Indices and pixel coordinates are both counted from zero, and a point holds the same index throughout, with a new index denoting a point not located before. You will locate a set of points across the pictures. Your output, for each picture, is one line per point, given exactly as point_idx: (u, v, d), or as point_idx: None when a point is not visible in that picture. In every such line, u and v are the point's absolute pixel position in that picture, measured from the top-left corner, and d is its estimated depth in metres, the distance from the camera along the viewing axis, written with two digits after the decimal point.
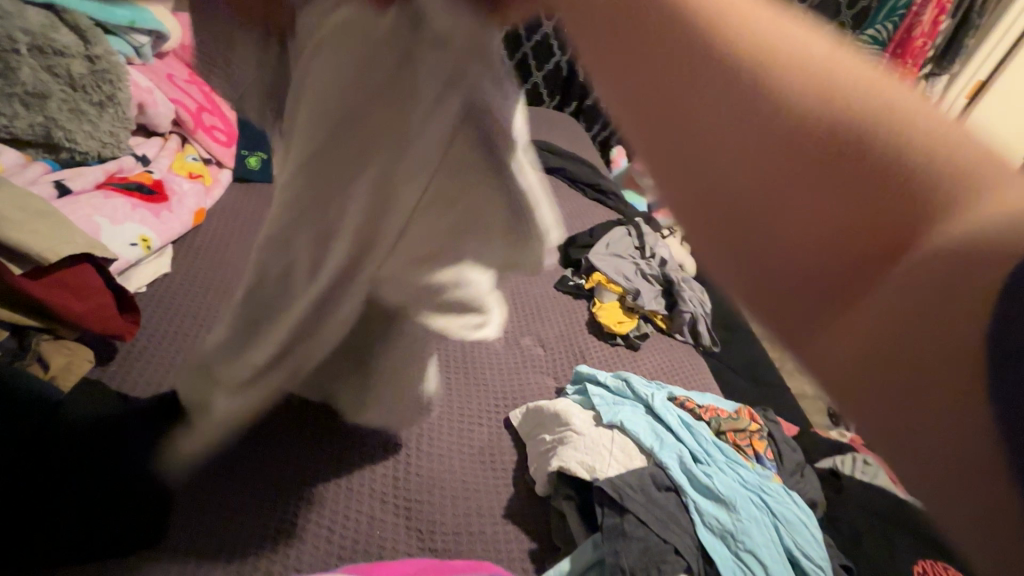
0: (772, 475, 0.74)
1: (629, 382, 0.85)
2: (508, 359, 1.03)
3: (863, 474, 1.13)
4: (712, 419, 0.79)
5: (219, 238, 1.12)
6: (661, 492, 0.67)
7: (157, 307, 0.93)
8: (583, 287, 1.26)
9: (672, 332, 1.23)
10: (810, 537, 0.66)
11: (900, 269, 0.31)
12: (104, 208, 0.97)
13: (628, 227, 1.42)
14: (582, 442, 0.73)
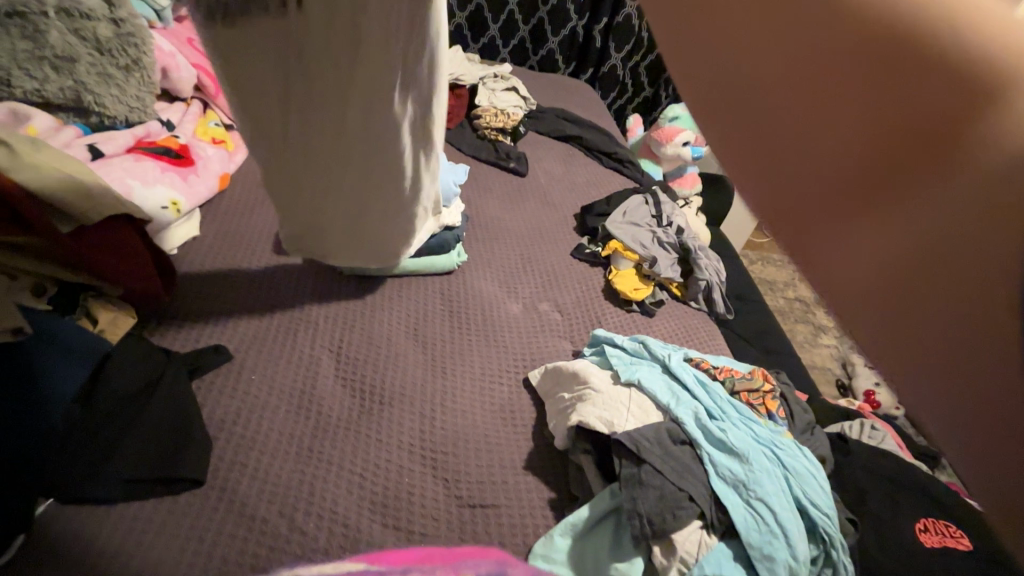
0: (784, 431, 0.77)
1: (646, 344, 0.87)
2: (526, 323, 1.08)
3: (869, 439, 1.16)
4: (726, 379, 0.82)
5: (243, 204, 1.16)
6: (677, 445, 0.70)
7: (191, 266, 0.98)
8: (599, 255, 1.28)
9: (687, 300, 1.25)
10: (818, 487, 0.70)
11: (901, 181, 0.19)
12: (135, 171, 0.99)
13: (645, 195, 1.41)
14: (599, 399, 0.76)
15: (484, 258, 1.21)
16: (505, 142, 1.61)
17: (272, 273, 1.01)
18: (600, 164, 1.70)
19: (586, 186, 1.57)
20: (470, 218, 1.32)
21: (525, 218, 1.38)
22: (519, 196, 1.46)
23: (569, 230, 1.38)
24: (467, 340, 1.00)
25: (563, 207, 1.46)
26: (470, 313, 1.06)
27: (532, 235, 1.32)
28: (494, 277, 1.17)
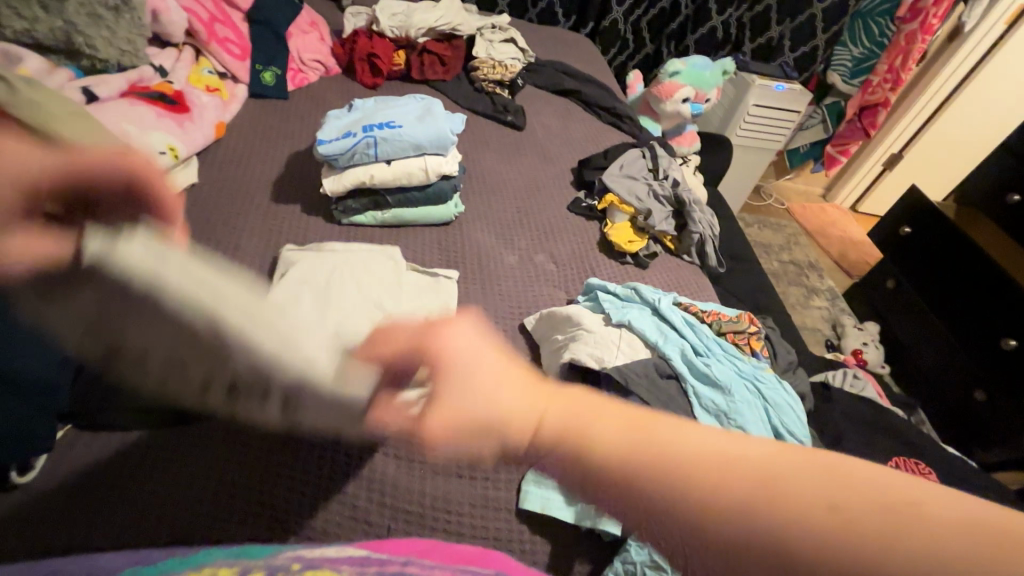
0: (766, 367, 0.80)
1: (637, 290, 0.90)
2: (521, 273, 1.10)
3: (851, 387, 1.21)
4: (714, 322, 0.85)
5: (240, 153, 1.18)
6: (663, 379, 0.74)
7: (190, 212, 1.00)
8: (595, 209, 1.29)
9: (681, 253, 1.26)
10: (795, 418, 0.73)
11: (725, 476, 0.29)
12: (132, 116, 1.00)
13: (643, 150, 1.41)
14: (591, 338, 0.80)
15: (481, 210, 1.23)
16: (503, 95, 1.59)
17: (273, 224, 1.04)
18: (598, 119, 1.69)
19: (585, 140, 1.57)
20: (467, 170, 1.33)
21: (522, 171, 1.38)
22: (516, 150, 1.46)
23: (566, 184, 1.39)
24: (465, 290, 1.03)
25: (561, 161, 1.46)
26: (467, 263, 1.08)
27: (528, 189, 1.33)
28: (491, 228, 1.19)
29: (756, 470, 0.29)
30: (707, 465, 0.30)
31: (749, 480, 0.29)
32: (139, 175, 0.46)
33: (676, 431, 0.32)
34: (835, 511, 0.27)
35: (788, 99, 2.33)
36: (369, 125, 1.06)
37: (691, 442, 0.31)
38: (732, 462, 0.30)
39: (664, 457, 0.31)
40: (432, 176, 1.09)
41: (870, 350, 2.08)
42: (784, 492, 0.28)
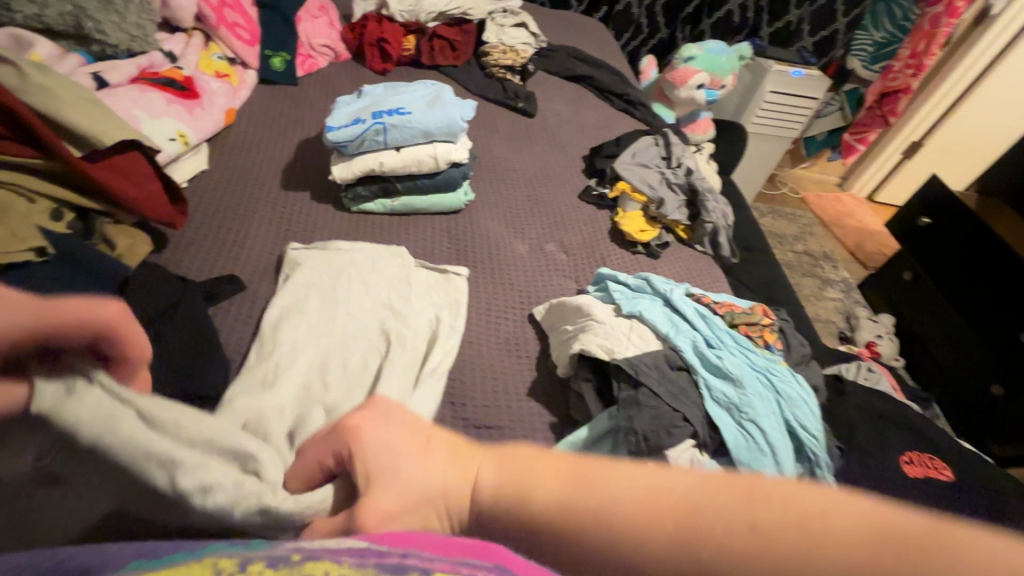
0: (780, 360, 0.79)
1: (649, 280, 0.89)
2: (531, 263, 1.09)
3: (865, 380, 1.19)
4: (727, 313, 0.83)
5: (249, 139, 1.18)
6: (673, 370, 0.73)
7: (199, 199, 1.01)
8: (606, 197, 1.27)
9: (693, 243, 1.24)
10: (809, 411, 0.72)
11: (636, 495, 0.34)
12: (142, 101, 1.00)
13: (656, 137, 1.38)
14: (601, 329, 0.79)
15: (491, 198, 1.22)
16: (514, 81, 1.57)
17: (282, 211, 1.04)
18: (610, 105, 1.66)
19: (597, 127, 1.55)
20: (477, 157, 1.32)
21: (532, 159, 1.37)
22: (526, 137, 1.44)
23: (578, 172, 1.38)
24: (475, 279, 1.03)
25: (572, 148, 1.44)
26: (477, 253, 1.08)
27: (539, 177, 1.32)
28: (500, 217, 1.18)
29: (653, 499, 0.33)
30: (619, 496, 0.34)
31: (646, 519, 0.32)
32: (110, 330, 0.43)
33: (611, 477, 0.36)
34: (720, 532, 0.31)
35: (807, 85, 2.27)
36: (377, 111, 1.05)
37: (613, 484, 0.35)
38: (638, 498, 0.33)
39: (587, 503, 0.35)
40: (442, 163, 1.07)
41: (884, 342, 2.05)
42: (670, 508, 0.32)
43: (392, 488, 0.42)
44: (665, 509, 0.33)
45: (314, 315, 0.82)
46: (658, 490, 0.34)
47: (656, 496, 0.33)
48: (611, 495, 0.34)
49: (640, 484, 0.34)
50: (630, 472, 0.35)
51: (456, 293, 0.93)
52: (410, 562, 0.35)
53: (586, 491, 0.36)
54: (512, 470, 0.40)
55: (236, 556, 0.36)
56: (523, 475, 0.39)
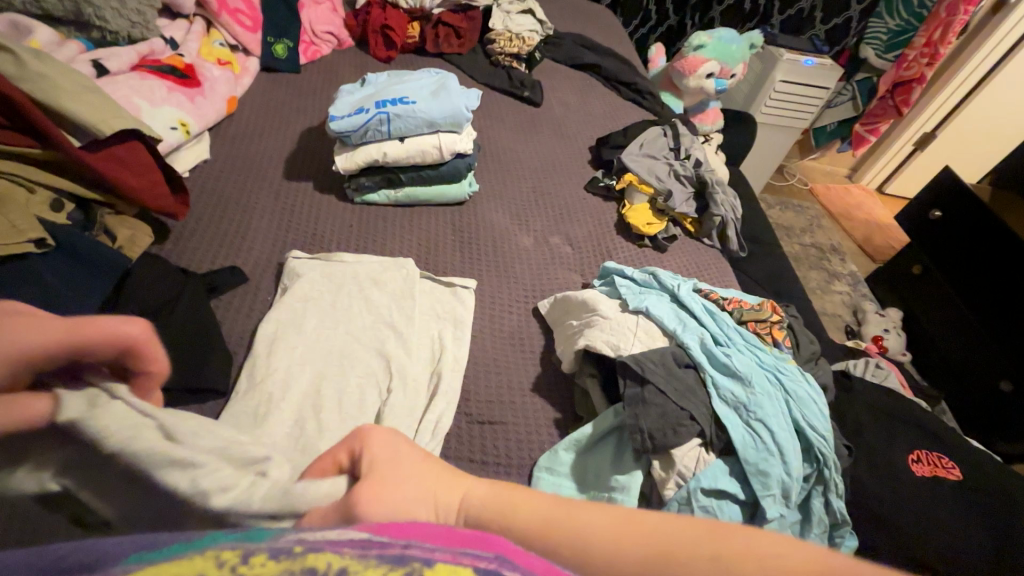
0: (789, 358, 0.77)
1: (656, 275, 0.88)
2: (536, 256, 1.08)
3: (873, 376, 1.17)
4: (735, 309, 0.82)
5: (252, 128, 1.16)
6: (681, 368, 0.72)
7: (200, 189, 0.99)
8: (613, 189, 1.26)
9: (701, 237, 1.22)
10: (817, 411, 0.71)
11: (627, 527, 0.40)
12: (143, 89, 0.98)
13: (664, 128, 1.35)
14: (607, 325, 0.78)
15: (495, 190, 1.20)
16: (520, 69, 1.54)
17: (285, 201, 1.03)
18: (618, 95, 1.64)
19: (603, 117, 1.52)
20: (482, 148, 1.30)
21: (537, 149, 1.35)
22: (532, 126, 1.42)
23: (584, 163, 1.35)
24: (479, 273, 1.02)
25: (578, 139, 1.42)
26: (482, 245, 1.06)
27: (544, 168, 1.30)
28: (505, 209, 1.17)
29: (639, 530, 0.39)
30: (605, 530, 0.40)
31: (636, 545, 0.38)
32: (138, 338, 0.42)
33: (594, 512, 0.41)
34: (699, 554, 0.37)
35: (818, 74, 2.22)
36: (381, 100, 1.03)
37: (599, 518, 0.41)
38: (628, 530, 0.39)
39: (573, 533, 0.40)
40: (446, 153, 1.05)
41: (891, 337, 2.03)
42: (656, 536, 0.39)
43: (393, 485, 0.43)
44: (650, 539, 0.39)
45: (314, 335, 0.80)
46: (637, 524, 0.40)
47: (642, 525, 0.40)
48: (598, 528, 0.40)
49: (626, 518, 0.41)
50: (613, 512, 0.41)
51: (459, 309, 0.91)
52: (411, 553, 0.34)
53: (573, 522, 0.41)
54: (504, 501, 0.44)
55: (238, 545, 0.33)
56: (516, 506, 0.44)
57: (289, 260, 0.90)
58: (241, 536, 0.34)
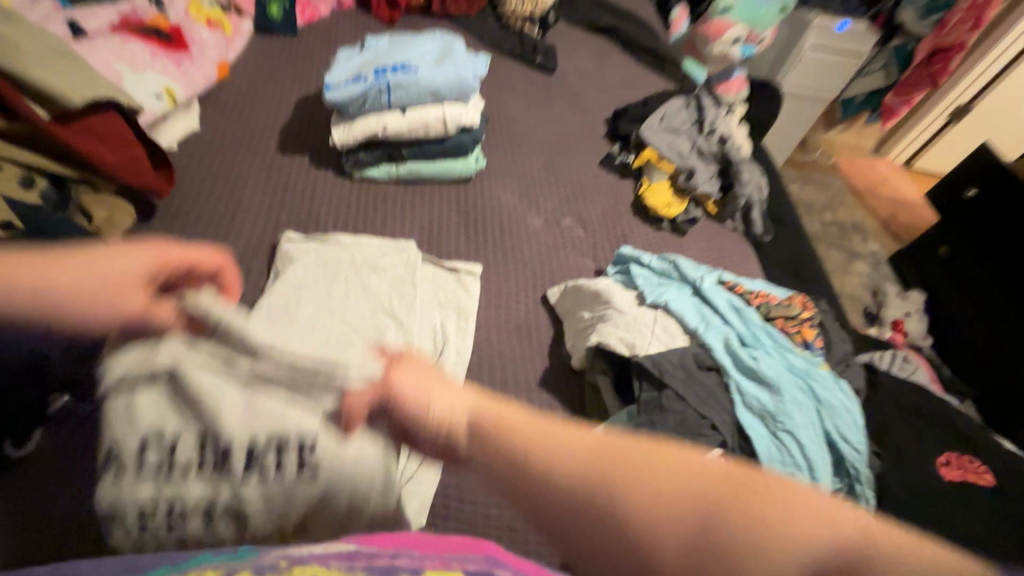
0: (822, 362, 0.71)
1: (677, 265, 0.81)
2: (546, 240, 1.01)
3: (900, 370, 1.11)
4: (762, 304, 0.75)
5: (245, 97, 1.09)
6: (702, 370, 0.66)
7: (189, 164, 0.94)
8: (631, 166, 1.17)
9: (722, 219, 1.14)
10: (852, 422, 0.65)
11: (671, 465, 0.37)
12: (124, 53, 0.92)
13: (687, 99, 1.25)
14: (622, 320, 0.72)
15: (504, 166, 1.13)
16: (533, 33, 1.44)
17: (280, 177, 0.97)
18: (637, 62, 1.53)
19: (621, 86, 1.42)
20: (490, 119, 1.21)
21: (550, 121, 1.26)
22: (544, 96, 1.32)
23: (599, 137, 1.27)
24: (486, 257, 0.96)
25: (593, 111, 1.33)
26: (489, 227, 1.00)
27: (556, 143, 1.21)
28: (514, 187, 1.10)
29: (686, 475, 0.36)
30: (650, 463, 0.37)
31: (681, 490, 0.35)
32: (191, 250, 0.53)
33: (626, 446, 0.38)
34: (760, 513, 0.34)
35: (852, 40, 2.08)
36: (381, 67, 0.95)
37: (635, 452, 0.37)
38: (664, 467, 0.37)
39: (605, 465, 0.36)
40: (451, 126, 0.98)
41: (913, 320, 1.95)
42: (698, 481, 0.36)
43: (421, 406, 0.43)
44: (694, 479, 0.36)
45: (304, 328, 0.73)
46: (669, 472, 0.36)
47: (685, 470, 0.36)
48: (640, 465, 0.36)
49: (668, 461, 0.37)
50: (648, 449, 0.38)
51: (462, 297, 0.85)
52: (401, 562, 0.36)
53: (610, 452, 0.37)
54: (522, 425, 0.40)
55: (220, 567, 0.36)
56: (534, 430, 0.40)
57: (283, 243, 0.84)
58: (225, 557, 0.37)
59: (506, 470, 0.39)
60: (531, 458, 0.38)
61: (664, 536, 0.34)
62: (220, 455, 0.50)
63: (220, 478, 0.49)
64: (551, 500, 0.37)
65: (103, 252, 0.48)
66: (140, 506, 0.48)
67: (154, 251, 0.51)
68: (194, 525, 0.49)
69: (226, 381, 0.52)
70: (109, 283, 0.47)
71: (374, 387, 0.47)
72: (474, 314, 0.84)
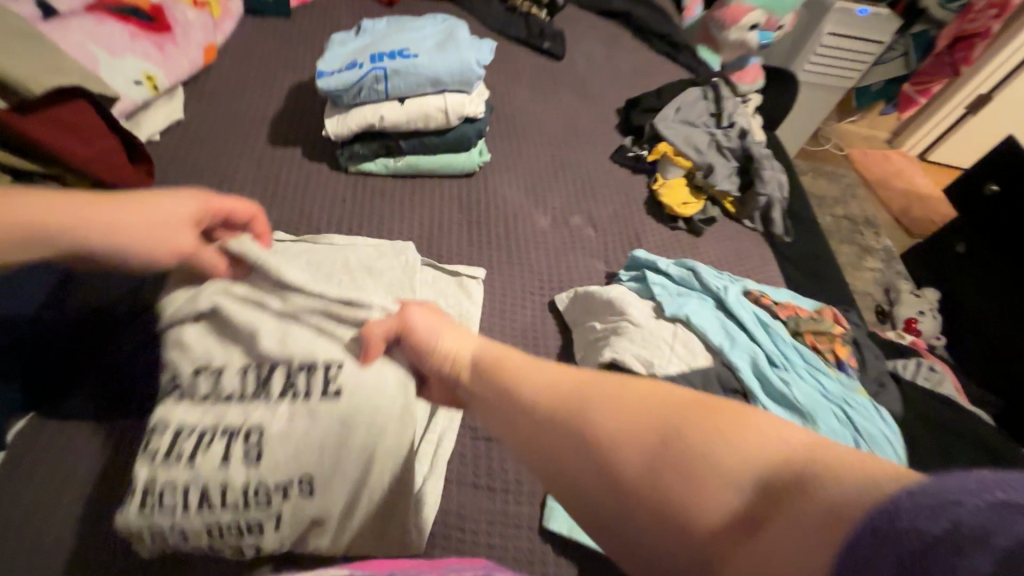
0: (857, 386, 0.65)
1: (696, 272, 0.75)
2: (554, 240, 0.95)
3: (925, 380, 1.05)
4: (790, 318, 0.70)
5: (233, 83, 1.02)
6: (728, 396, 0.61)
7: (172, 157, 0.87)
8: (644, 159, 1.10)
9: (741, 219, 1.08)
10: (892, 455, 0.59)
11: (646, 395, 0.46)
12: (100, 35, 0.84)
13: (704, 88, 1.18)
14: (638, 334, 0.66)
15: (510, 159, 1.06)
16: (540, 16, 1.36)
17: (270, 171, 0.90)
18: (650, 48, 1.44)
19: (633, 74, 1.34)
20: (495, 109, 1.14)
21: (558, 111, 1.18)
22: (551, 84, 1.25)
23: (610, 128, 1.19)
24: (489, 259, 0.90)
25: (605, 100, 1.25)
26: (493, 226, 0.94)
27: (565, 134, 1.14)
28: (520, 182, 1.03)
29: (654, 398, 0.46)
30: (626, 394, 0.46)
31: (654, 411, 0.45)
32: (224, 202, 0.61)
33: (605, 381, 0.48)
34: (721, 435, 0.42)
35: (873, 26, 1.98)
36: (377, 53, 0.88)
37: (615, 387, 0.47)
38: (639, 394, 0.46)
39: (587, 391, 0.47)
40: (453, 118, 0.91)
41: (927, 319, 1.90)
42: (666, 405, 0.45)
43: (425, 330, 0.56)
44: (665, 405, 0.45)
45: None
46: (643, 403, 0.45)
47: (655, 396, 0.46)
48: (618, 394, 0.46)
49: (643, 389, 0.47)
50: (625, 385, 0.47)
51: (464, 304, 0.79)
52: None
53: (594, 386, 0.48)
54: (518, 363, 0.52)
55: None
56: (529, 367, 0.51)
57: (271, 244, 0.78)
58: None
59: (501, 393, 0.50)
60: (523, 383, 0.50)
61: (641, 442, 0.43)
62: (258, 383, 0.56)
63: (254, 405, 0.55)
64: (544, 415, 0.47)
65: (156, 199, 0.56)
66: (186, 424, 0.54)
67: (197, 199, 0.59)
68: (221, 447, 0.53)
69: (261, 317, 0.59)
70: (149, 225, 0.55)
71: (392, 318, 0.58)
72: (478, 323, 0.78)
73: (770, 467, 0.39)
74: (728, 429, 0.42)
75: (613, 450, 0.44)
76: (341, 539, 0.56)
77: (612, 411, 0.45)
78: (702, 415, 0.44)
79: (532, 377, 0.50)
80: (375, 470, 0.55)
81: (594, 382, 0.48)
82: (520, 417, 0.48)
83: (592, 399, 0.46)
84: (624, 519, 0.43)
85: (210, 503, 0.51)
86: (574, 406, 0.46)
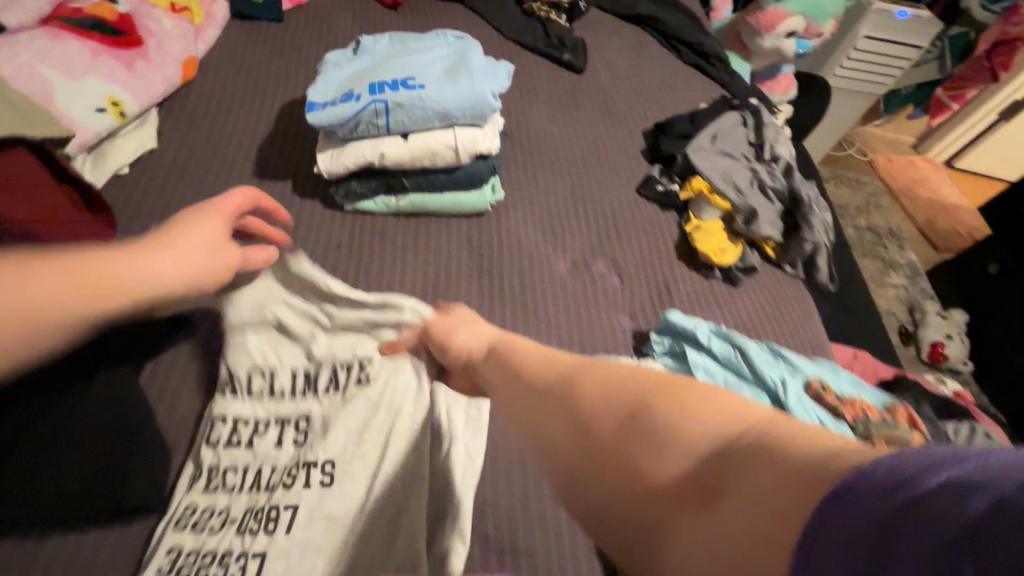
0: None
1: (745, 353, 0.66)
2: (575, 291, 0.84)
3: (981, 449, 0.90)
4: (857, 419, 0.62)
5: (215, 103, 0.90)
6: None
7: (140, 195, 0.76)
8: (675, 194, 0.98)
9: (781, 263, 0.96)
10: None
11: (621, 369, 0.44)
12: (53, 54, 0.74)
13: (743, 113, 1.06)
14: None
15: (526, 193, 0.94)
16: (559, 22, 1.23)
17: None
18: (678, 58, 1.31)
19: (662, 88, 1.22)
20: (509, 133, 1.02)
21: (579, 134, 1.06)
22: (571, 100, 1.12)
23: (636, 154, 1.07)
24: (501, 317, 0.79)
25: (630, 119, 1.13)
26: (506, 275, 0.83)
27: (588, 161, 1.02)
28: (536, 220, 0.92)
29: (628, 372, 0.44)
30: (601, 366, 0.46)
31: (623, 379, 0.43)
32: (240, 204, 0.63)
33: (583, 359, 0.48)
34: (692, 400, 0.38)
35: (913, 31, 1.83)
36: (377, 82, 0.76)
37: (590, 363, 0.47)
38: (613, 369, 0.45)
39: (563, 367, 0.48)
40: (464, 156, 0.79)
41: (955, 345, 1.79)
42: (641, 375, 0.43)
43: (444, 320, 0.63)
44: (637, 378, 0.43)
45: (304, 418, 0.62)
46: (616, 372, 0.44)
47: (630, 369, 0.44)
48: (590, 366, 0.47)
49: (619, 364, 0.46)
50: (605, 363, 0.46)
51: None
52: None
53: (571, 361, 0.48)
54: (510, 342, 0.55)
55: None
56: (519, 345, 0.54)
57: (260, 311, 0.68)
58: None
59: (491, 365, 0.54)
60: (506, 357, 0.53)
61: (606, 405, 0.42)
62: (305, 380, 0.66)
63: (305, 398, 0.65)
64: (519, 388, 0.49)
65: (179, 221, 0.56)
66: (240, 416, 0.63)
67: (217, 209, 0.59)
68: (274, 434, 0.62)
69: (311, 325, 0.69)
70: (186, 249, 0.54)
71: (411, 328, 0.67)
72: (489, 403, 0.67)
73: (737, 432, 0.34)
74: (693, 397, 0.38)
75: (585, 445, 0.41)
76: (334, 557, 0.53)
77: (577, 379, 0.45)
78: (670, 385, 0.41)
79: (520, 356, 0.53)
80: (389, 456, 0.59)
81: (574, 359, 0.48)
82: (505, 393, 0.51)
83: (563, 372, 0.47)
84: (605, 492, 0.40)
85: (258, 479, 0.59)
86: (557, 377, 0.47)
